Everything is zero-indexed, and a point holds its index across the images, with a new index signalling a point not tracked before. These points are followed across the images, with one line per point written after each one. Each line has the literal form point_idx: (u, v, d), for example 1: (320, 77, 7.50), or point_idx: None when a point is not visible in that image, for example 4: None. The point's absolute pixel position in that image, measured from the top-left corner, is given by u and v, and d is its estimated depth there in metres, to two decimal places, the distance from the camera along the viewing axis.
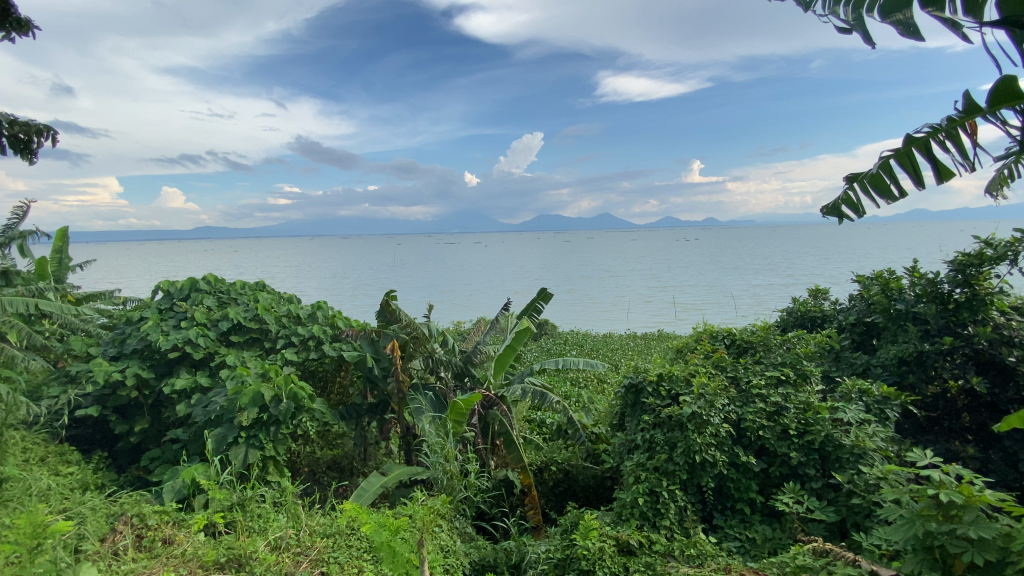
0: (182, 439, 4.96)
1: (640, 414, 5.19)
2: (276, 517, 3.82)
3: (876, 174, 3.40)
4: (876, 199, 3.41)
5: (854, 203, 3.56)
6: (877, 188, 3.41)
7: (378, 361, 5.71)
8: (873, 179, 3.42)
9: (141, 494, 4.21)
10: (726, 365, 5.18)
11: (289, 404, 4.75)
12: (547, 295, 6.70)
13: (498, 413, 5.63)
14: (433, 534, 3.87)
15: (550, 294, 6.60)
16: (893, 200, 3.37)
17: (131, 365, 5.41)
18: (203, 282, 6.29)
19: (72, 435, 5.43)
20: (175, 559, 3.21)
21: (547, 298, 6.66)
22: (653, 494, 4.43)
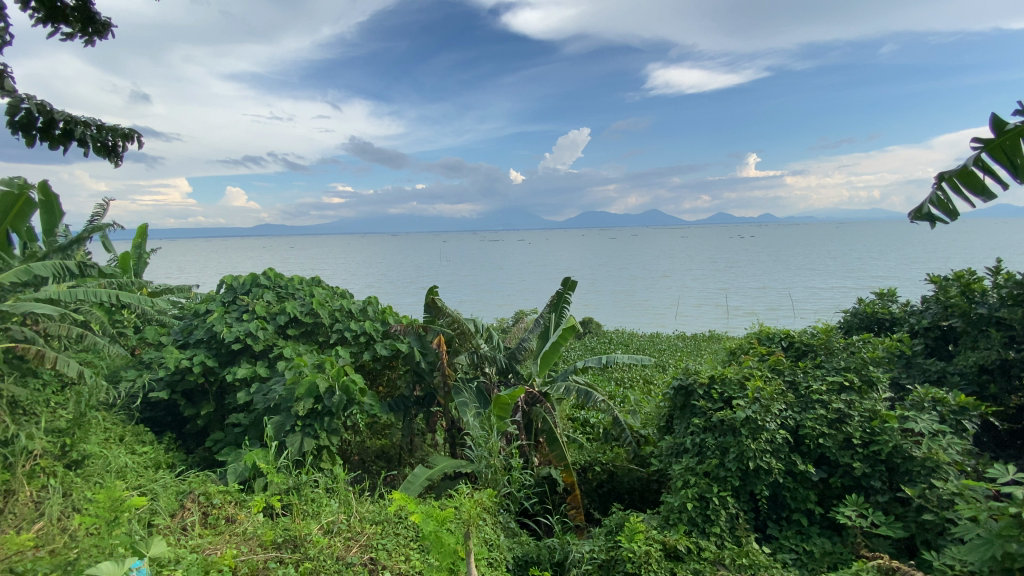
0: (244, 424, 5.25)
1: (690, 417, 5.01)
2: (328, 502, 3.97)
3: (972, 168, 3.55)
4: (969, 195, 3.60)
5: (943, 205, 3.81)
6: (969, 184, 3.58)
7: (425, 355, 5.89)
8: (966, 175, 3.59)
9: (207, 475, 4.47)
10: (784, 369, 4.94)
11: (341, 397, 4.92)
12: (573, 283, 6.58)
13: (541, 410, 5.67)
14: (479, 527, 3.87)
15: (572, 281, 6.47)
16: (985, 195, 3.51)
17: (198, 353, 5.78)
18: (264, 277, 6.61)
19: (146, 416, 5.85)
20: (237, 537, 3.40)
21: (571, 286, 6.54)
22: (702, 500, 4.28)
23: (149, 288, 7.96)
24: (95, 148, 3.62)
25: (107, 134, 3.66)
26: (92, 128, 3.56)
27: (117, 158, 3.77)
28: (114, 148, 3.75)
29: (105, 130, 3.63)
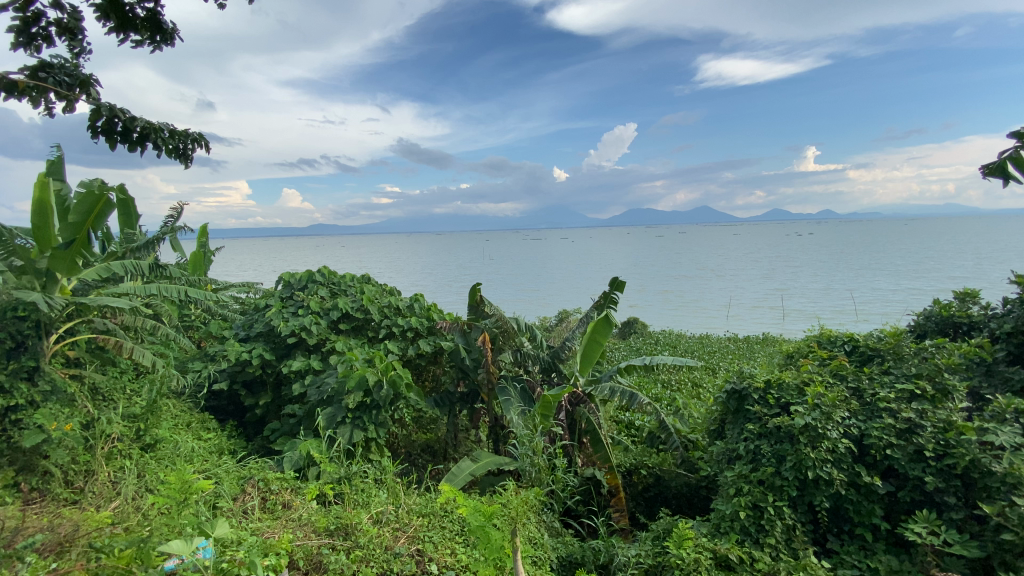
0: (298, 415, 5.49)
1: (743, 422, 4.78)
2: (377, 493, 4.09)
3: None
4: None
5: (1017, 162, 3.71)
6: None
7: (469, 352, 5.98)
8: None
9: (264, 462, 4.69)
10: (847, 374, 4.65)
11: (389, 391, 5.05)
12: (622, 284, 6.46)
13: (585, 410, 5.59)
14: (524, 525, 3.86)
15: (621, 281, 6.37)
16: None
17: (257, 346, 6.09)
18: (319, 274, 6.87)
19: (211, 404, 6.20)
20: (293, 522, 3.55)
21: (619, 286, 6.43)
22: (756, 509, 4.11)
23: (214, 284, 8.46)
24: (167, 152, 3.80)
25: (179, 139, 3.85)
26: (166, 133, 3.74)
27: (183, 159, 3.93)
28: (184, 151, 3.95)
29: (177, 135, 3.82)
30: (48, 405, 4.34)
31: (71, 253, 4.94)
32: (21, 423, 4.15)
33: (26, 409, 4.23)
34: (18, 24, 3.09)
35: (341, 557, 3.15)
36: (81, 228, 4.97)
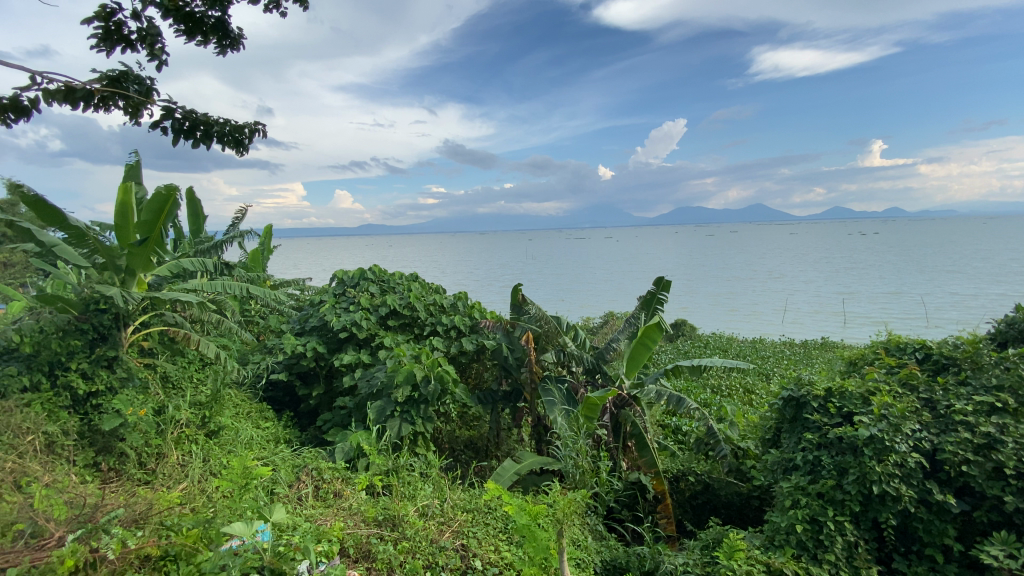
0: (349, 406, 5.68)
1: (802, 431, 4.53)
2: (423, 486, 4.18)
3: None
4: None
5: None
6: None
7: (512, 351, 6.00)
8: None
9: (317, 451, 4.88)
10: (918, 384, 4.33)
11: (436, 386, 5.15)
12: (668, 284, 6.29)
13: (630, 413, 5.47)
14: (569, 526, 3.82)
15: (668, 281, 6.19)
16: None
17: (311, 340, 6.36)
18: (370, 272, 7.09)
19: (268, 395, 6.52)
20: (344, 510, 3.67)
21: (666, 286, 6.26)
22: (814, 523, 3.90)
23: (272, 281, 8.89)
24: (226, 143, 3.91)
25: (236, 129, 3.91)
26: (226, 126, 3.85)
27: (241, 150, 4.01)
28: (239, 140, 3.98)
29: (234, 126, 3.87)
30: (125, 391, 4.71)
31: (145, 251, 5.31)
32: (103, 407, 4.52)
33: (106, 394, 4.65)
34: (99, 30, 3.45)
35: (388, 547, 3.22)
36: (153, 226, 5.35)
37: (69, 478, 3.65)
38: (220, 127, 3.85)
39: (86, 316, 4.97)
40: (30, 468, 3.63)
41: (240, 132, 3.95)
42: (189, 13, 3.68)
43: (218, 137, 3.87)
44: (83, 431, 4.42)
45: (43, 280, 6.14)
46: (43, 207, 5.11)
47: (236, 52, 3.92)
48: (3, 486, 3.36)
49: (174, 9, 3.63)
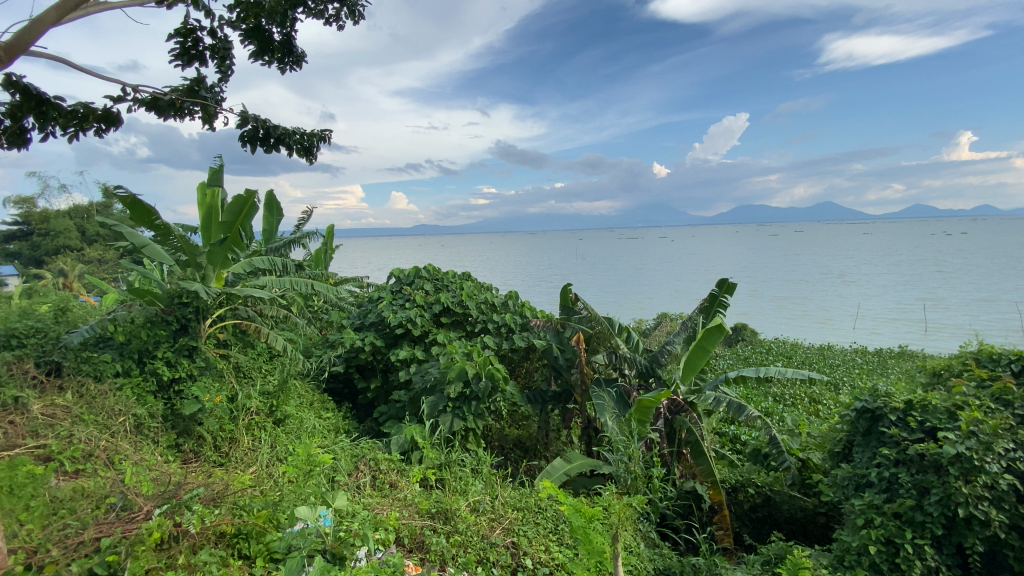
0: (403, 400, 5.85)
1: (877, 447, 4.19)
2: (474, 482, 4.24)
3: None
4: None
5: None
6: None
7: (563, 352, 5.97)
8: None
9: (374, 443, 5.05)
10: (1014, 400, 3.90)
11: (487, 383, 5.20)
12: (732, 287, 6.02)
13: (686, 420, 5.31)
14: (626, 532, 3.73)
15: (731, 284, 5.94)
16: None
17: (369, 335, 6.62)
18: (424, 270, 7.27)
19: (329, 386, 6.83)
20: (399, 500, 3.79)
21: (730, 289, 5.99)
22: (889, 545, 3.62)
23: (334, 278, 9.31)
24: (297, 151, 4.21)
25: (306, 137, 4.22)
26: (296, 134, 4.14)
27: (311, 157, 4.32)
28: (309, 148, 4.30)
29: (305, 134, 4.18)
30: (204, 378, 5.08)
31: (223, 249, 5.69)
32: (183, 393, 4.90)
33: (187, 381, 5.03)
34: (180, 47, 3.84)
35: (442, 540, 3.28)
36: (231, 227, 5.73)
37: (155, 457, 3.98)
38: (291, 135, 4.13)
39: (171, 309, 5.42)
40: (122, 446, 4.01)
41: (309, 140, 4.25)
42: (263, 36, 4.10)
43: (289, 145, 4.15)
44: (168, 415, 4.81)
45: (133, 275, 6.71)
46: (138, 207, 5.60)
47: (297, 70, 4.32)
48: (100, 462, 3.72)
49: (252, 33, 4.04)
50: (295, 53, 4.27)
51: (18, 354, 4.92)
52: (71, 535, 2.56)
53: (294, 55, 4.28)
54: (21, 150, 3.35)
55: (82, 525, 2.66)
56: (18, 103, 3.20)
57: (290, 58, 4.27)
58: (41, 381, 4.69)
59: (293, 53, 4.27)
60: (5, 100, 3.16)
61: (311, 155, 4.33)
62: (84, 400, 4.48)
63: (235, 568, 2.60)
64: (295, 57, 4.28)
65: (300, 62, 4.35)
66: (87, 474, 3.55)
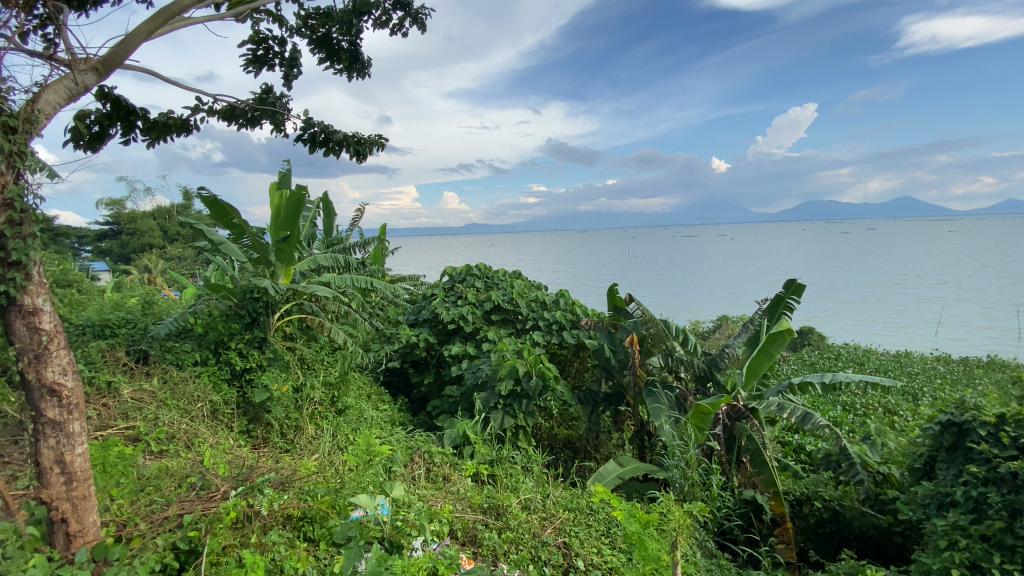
0: (456, 396, 5.96)
1: (963, 464, 3.83)
2: (525, 480, 4.25)
3: None
4: None
5: None
6: None
7: (615, 352, 5.87)
8: None
9: (428, 436, 5.16)
10: None
11: (537, 382, 5.19)
12: (800, 288, 5.67)
13: (746, 427, 5.10)
14: (685, 541, 3.60)
15: (800, 285, 5.60)
16: None
17: (423, 331, 6.80)
18: (476, 268, 7.38)
19: (387, 380, 7.07)
20: (453, 493, 3.86)
21: (798, 291, 5.64)
22: (976, 571, 3.31)
23: (390, 275, 9.62)
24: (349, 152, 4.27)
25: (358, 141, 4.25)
26: (349, 138, 4.20)
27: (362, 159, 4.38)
28: (360, 150, 4.34)
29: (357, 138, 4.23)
30: (272, 369, 5.39)
31: (290, 247, 6.00)
32: (254, 381, 5.22)
33: (258, 370, 5.36)
34: (251, 55, 4.10)
35: (494, 535, 3.32)
36: (292, 224, 5.94)
37: (229, 441, 4.27)
38: (346, 138, 4.21)
39: (243, 303, 5.76)
40: (199, 430, 4.32)
41: (362, 142, 4.30)
42: (331, 46, 4.27)
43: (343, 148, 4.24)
44: (240, 402, 5.14)
45: (210, 271, 7.21)
46: (216, 206, 5.98)
47: (364, 77, 4.48)
48: (180, 444, 4.03)
49: (320, 43, 4.23)
50: (361, 61, 4.42)
51: (112, 342, 5.41)
52: (157, 511, 2.79)
53: (361, 62, 4.42)
54: (95, 153, 3.54)
55: (166, 502, 2.89)
56: (107, 112, 3.47)
57: (356, 65, 4.43)
58: (131, 367, 5.15)
59: (360, 61, 4.42)
60: (96, 110, 3.43)
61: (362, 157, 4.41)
62: (167, 386, 4.87)
63: (301, 549, 2.75)
64: (361, 64, 4.42)
65: (367, 69, 4.50)
66: (170, 455, 3.86)
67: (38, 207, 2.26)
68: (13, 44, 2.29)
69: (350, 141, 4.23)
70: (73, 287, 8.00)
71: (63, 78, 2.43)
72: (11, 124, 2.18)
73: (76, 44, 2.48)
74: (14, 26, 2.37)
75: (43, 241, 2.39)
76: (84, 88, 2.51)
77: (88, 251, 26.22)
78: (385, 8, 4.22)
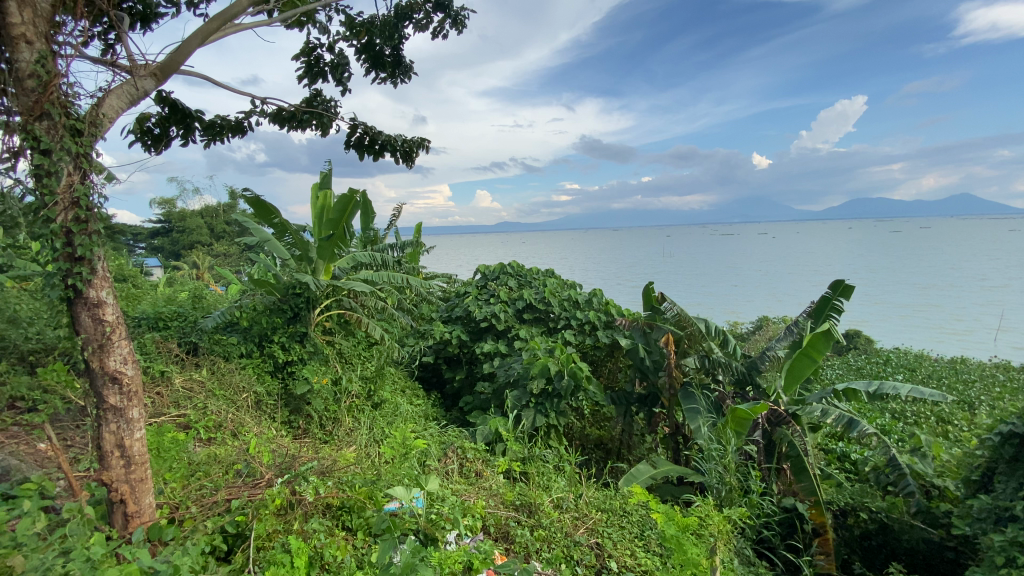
0: (487, 392, 6.00)
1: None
2: (557, 479, 4.24)
3: None
4: None
5: None
6: None
7: (650, 353, 5.76)
8: None
9: (461, 432, 5.22)
10: None
11: (569, 381, 5.17)
12: (848, 290, 5.45)
13: (787, 432, 4.91)
14: (727, 547, 3.52)
15: (849, 286, 5.35)
16: None
17: (456, 329, 6.89)
18: (509, 267, 7.42)
19: (421, 375, 7.19)
20: (487, 489, 3.89)
21: (846, 292, 5.42)
22: None
23: (425, 273, 9.78)
24: (396, 154, 4.47)
25: (405, 143, 4.46)
26: (397, 140, 4.39)
27: (409, 161, 4.59)
28: (407, 152, 4.55)
29: (404, 140, 4.43)
30: (312, 362, 5.58)
31: (331, 244, 6.17)
32: (296, 374, 5.40)
33: (299, 363, 5.55)
34: (303, 66, 4.27)
35: (526, 533, 3.32)
36: (338, 224, 6.21)
37: (272, 431, 4.44)
38: (394, 141, 4.41)
39: (286, 298, 5.97)
40: (244, 420, 4.50)
41: (408, 145, 4.51)
42: (376, 53, 4.38)
43: (390, 150, 4.44)
44: (282, 393, 5.33)
45: (253, 267, 7.50)
46: (261, 205, 6.23)
47: (408, 80, 4.56)
48: (227, 432, 4.22)
49: (365, 50, 4.35)
50: (404, 65, 4.50)
51: (165, 334, 5.70)
52: (206, 496, 2.94)
53: (404, 66, 4.50)
54: (156, 153, 3.76)
55: (214, 487, 3.03)
56: (166, 115, 3.67)
57: (400, 69, 4.52)
58: (182, 358, 5.41)
59: (403, 65, 4.49)
60: (156, 112, 3.63)
61: (408, 159, 4.61)
62: (215, 377, 5.10)
63: (341, 538, 2.83)
64: (404, 67, 4.50)
65: (411, 73, 4.59)
66: (218, 442, 4.05)
67: (103, 206, 2.40)
68: (79, 52, 2.44)
69: (398, 144, 4.43)
70: (129, 281, 8.46)
71: (125, 82, 2.57)
72: (78, 127, 2.32)
73: (136, 50, 2.62)
74: (80, 35, 2.53)
75: (106, 238, 2.54)
76: (143, 92, 2.65)
77: (142, 248, 27.66)
78: (426, 11, 4.27)
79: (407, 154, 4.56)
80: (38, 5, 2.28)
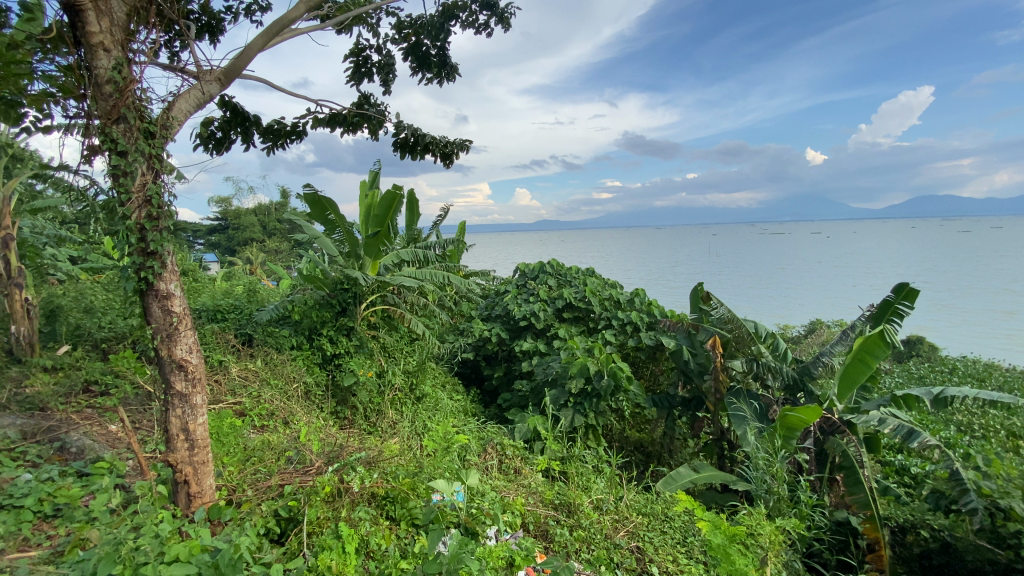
0: (526, 390, 6.00)
1: None
2: (596, 480, 4.20)
3: None
4: None
5: None
6: None
7: (694, 355, 5.59)
8: None
9: (500, 428, 5.25)
10: None
11: (609, 381, 5.10)
12: (912, 293, 5.12)
13: (840, 441, 4.72)
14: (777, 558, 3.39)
15: (914, 289, 5.04)
16: None
17: (495, 326, 6.94)
18: (549, 265, 7.40)
19: (461, 371, 7.29)
20: (526, 486, 3.90)
21: (910, 295, 5.09)
22: None
23: (466, 271, 9.89)
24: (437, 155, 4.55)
25: (447, 145, 4.52)
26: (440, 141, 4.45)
27: (449, 161, 4.64)
28: (446, 153, 4.60)
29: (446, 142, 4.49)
30: (358, 355, 5.76)
31: (375, 242, 6.37)
32: (343, 366, 5.59)
33: (345, 356, 5.73)
34: (352, 67, 4.39)
35: (566, 533, 3.31)
36: (382, 221, 6.28)
37: (320, 420, 4.62)
38: (437, 142, 4.47)
39: (334, 293, 6.17)
40: (294, 409, 4.69)
41: (449, 146, 4.56)
42: (423, 54, 4.46)
43: (432, 151, 4.51)
44: (328, 385, 5.53)
45: (303, 264, 7.80)
46: (314, 199, 6.44)
47: (454, 79, 4.63)
48: (278, 421, 4.41)
49: (412, 51, 4.44)
50: (450, 65, 4.57)
51: (223, 326, 6.02)
52: (261, 480, 3.09)
53: (449, 66, 4.57)
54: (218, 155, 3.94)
55: (268, 472, 3.18)
56: (228, 118, 3.87)
57: (445, 68, 4.59)
58: (238, 349, 5.70)
59: (448, 64, 4.56)
60: (219, 116, 3.84)
61: (448, 159, 4.66)
62: (268, 367, 5.35)
63: (385, 527, 2.91)
64: (449, 67, 4.57)
65: (456, 72, 4.66)
66: (271, 430, 4.25)
67: (172, 204, 2.56)
68: (151, 59, 2.60)
69: (440, 146, 4.49)
70: (191, 276, 8.99)
71: (192, 88, 2.73)
72: (151, 129, 2.48)
73: (203, 57, 2.78)
74: (151, 43, 2.69)
75: (175, 234, 2.71)
76: (209, 96, 2.81)
77: (201, 244, 29.25)
78: (473, 10, 4.32)
79: (448, 155, 4.62)
80: (115, 15, 2.44)
